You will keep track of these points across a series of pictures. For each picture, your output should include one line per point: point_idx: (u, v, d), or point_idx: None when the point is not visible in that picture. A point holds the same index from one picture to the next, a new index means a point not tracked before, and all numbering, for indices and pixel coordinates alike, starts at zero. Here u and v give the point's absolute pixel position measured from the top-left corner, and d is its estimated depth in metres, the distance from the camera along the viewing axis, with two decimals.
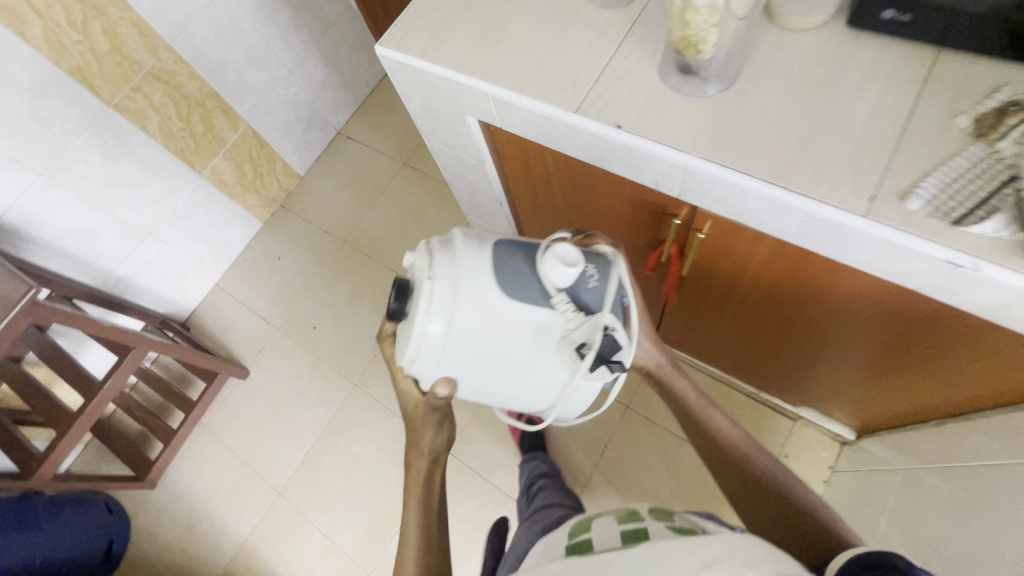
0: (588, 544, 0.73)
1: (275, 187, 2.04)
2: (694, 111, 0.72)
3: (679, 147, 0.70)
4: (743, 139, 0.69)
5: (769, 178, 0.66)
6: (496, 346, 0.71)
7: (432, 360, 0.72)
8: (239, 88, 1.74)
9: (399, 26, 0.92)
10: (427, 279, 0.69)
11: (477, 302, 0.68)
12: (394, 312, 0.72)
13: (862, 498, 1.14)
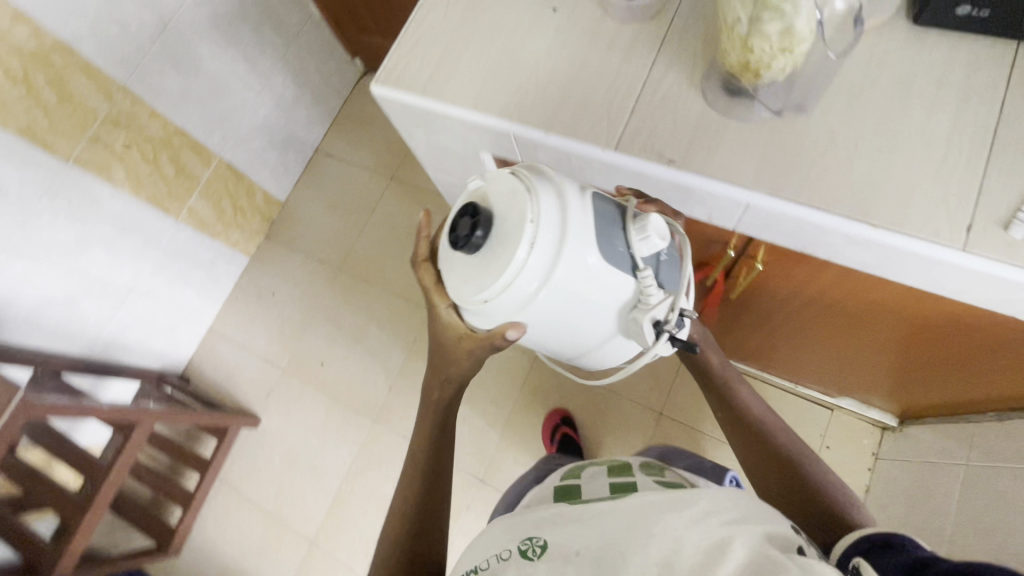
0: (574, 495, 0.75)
1: (257, 218, 1.92)
2: (751, 139, 0.64)
3: (741, 185, 0.63)
4: (814, 168, 0.62)
5: (849, 212, 0.60)
6: (577, 307, 0.63)
7: (514, 308, 0.60)
8: (206, 121, 1.60)
9: (393, 62, 0.81)
10: (529, 222, 0.57)
11: (578, 255, 0.59)
12: (474, 246, 0.59)
13: (919, 491, 1.12)
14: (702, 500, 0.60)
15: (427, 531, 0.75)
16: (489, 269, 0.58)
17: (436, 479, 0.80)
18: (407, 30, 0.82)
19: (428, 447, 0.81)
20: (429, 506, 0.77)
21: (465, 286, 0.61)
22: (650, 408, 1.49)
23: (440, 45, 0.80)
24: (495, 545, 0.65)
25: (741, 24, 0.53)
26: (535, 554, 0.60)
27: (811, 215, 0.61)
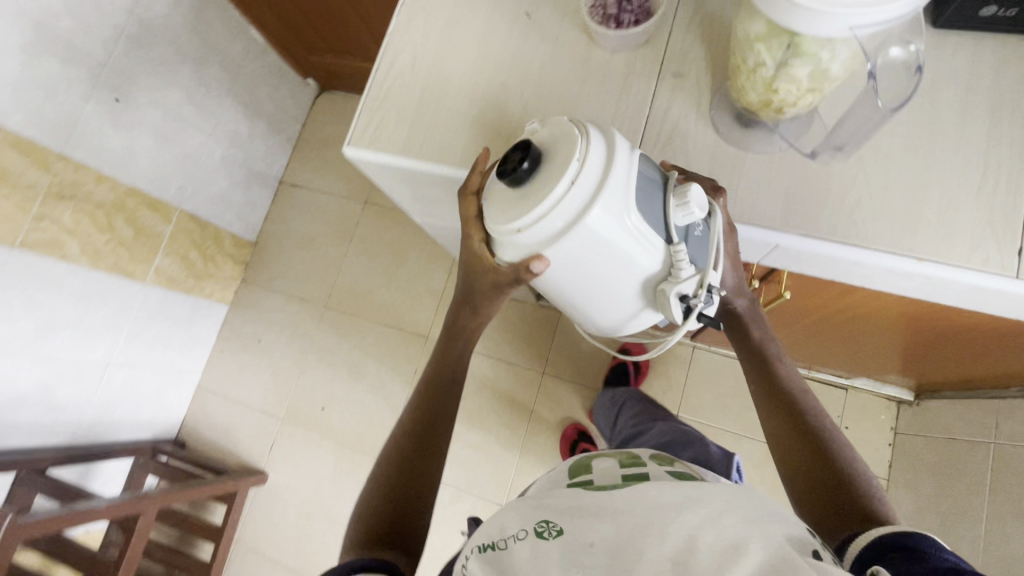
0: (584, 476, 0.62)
1: (229, 263, 1.82)
2: (774, 173, 0.59)
3: (770, 227, 0.58)
4: (845, 202, 0.57)
5: (890, 247, 0.55)
6: (604, 269, 0.53)
7: (541, 252, 0.50)
8: (158, 174, 1.49)
9: (362, 120, 0.74)
10: (575, 159, 0.47)
11: (615, 211, 0.48)
12: (516, 179, 0.48)
13: (948, 466, 1.12)
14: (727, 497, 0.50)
15: (420, 493, 0.68)
16: (525, 203, 0.48)
17: (439, 436, 0.72)
18: (372, 81, 0.75)
19: (440, 398, 0.74)
20: (423, 461, 0.70)
21: (497, 215, 0.51)
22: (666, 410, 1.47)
23: (412, 96, 0.74)
24: (506, 525, 0.55)
25: (769, 68, 0.47)
26: (552, 538, 0.50)
27: (849, 253, 0.56)
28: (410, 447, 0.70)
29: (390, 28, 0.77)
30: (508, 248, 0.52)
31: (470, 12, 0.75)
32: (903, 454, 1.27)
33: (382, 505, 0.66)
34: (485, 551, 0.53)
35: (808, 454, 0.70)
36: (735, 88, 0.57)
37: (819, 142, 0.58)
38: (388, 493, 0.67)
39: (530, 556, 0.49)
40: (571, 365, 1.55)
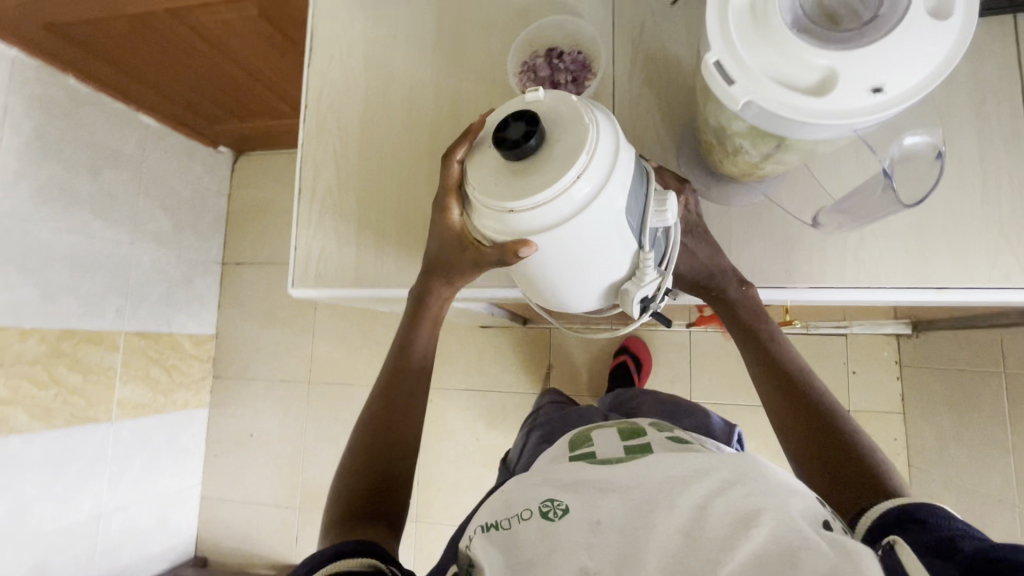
0: (587, 449, 0.59)
1: (195, 365, 1.69)
2: (768, 227, 0.56)
3: (776, 284, 0.55)
4: (848, 242, 0.54)
5: (906, 281, 0.52)
6: (581, 268, 0.47)
7: (531, 239, 0.42)
8: (88, 305, 1.35)
9: (301, 251, 0.67)
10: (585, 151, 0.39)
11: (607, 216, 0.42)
12: (519, 155, 0.39)
13: (959, 397, 1.14)
14: (737, 464, 0.46)
15: (396, 475, 0.57)
16: (521, 182, 0.40)
17: (412, 416, 0.61)
18: (299, 205, 0.67)
19: (408, 379, 0.62)
20: (391, 442, 0.58)
21: (483, 186, 0.42)
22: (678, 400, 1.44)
23: (350, 214, 0.66)
24: (508, 502, 0.50)
25: (752, 156, 0.44)
26: (558, 519, 0.45)
27: (861, 294, 0.53)
28: (375, 431, 0.59)
29: (300, 139, 0.68)
30: (489, 231, 0.43)
31: (389, 103, 0.67)
32: (913, 388, 1.28)
33: (353, 491, 0.55)
34: (486, 532, 0.47)
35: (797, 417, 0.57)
36: (709, 154, 0.53)
37: (817, 209, 0.55)
38: (358, 479, 0.55)
39: (539, 538, 0.44)
40: (576, 379, 1.50)
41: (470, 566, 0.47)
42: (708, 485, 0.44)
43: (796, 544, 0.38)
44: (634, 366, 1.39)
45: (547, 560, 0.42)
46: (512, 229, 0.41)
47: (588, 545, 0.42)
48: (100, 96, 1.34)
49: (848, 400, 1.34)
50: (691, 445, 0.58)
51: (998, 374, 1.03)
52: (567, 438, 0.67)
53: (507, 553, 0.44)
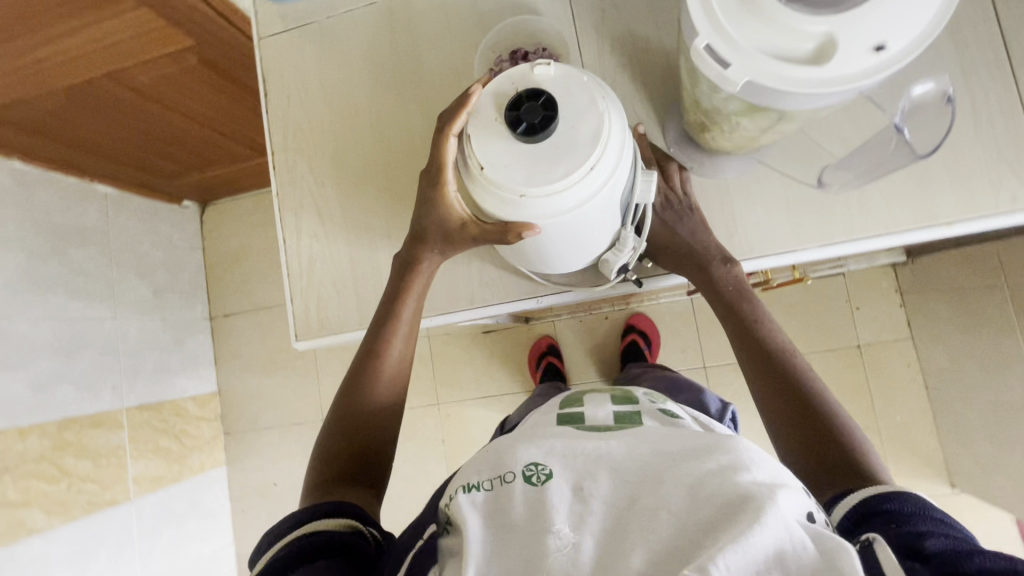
0: (576, 410, 0.60)
1: (204, 426, 1.64)
2: (772, 192, 0.55)
3: (790, 249, 0.55)
4: (852, 193, 0.53)
5: (916, 223, 0.52)
6: (567, 243, 0.50)
7: (537, 222, 0.45)
8: (83, 389, 1.31)
9: (298, 304, 0.65)
10: (600, 144, 0.42)
11: (607, 203, 0.47)
12: (536, 138, 0.42)
13: (961, 315, 1.16)
14: (734, 449, 0.45)
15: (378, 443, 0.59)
16: (536, 168, 0.42)
17: (395, 382, 0.61)
18: (286, 257, 0.65)
19: (395, 341, 0.60)
20: (374, 410, 0.60)
21: (493, 165, 0.43)
22: (694, 367, 1.43)
23: (342, 257, 0.64)
24: (490, 459, 0.48)
25: (750, 130, 0.45)
26: (542, 485, 0.44)
27: (870, 244, 0.53)
28: (360, 398, 0.60)
29: (274, 189, 0.66)
30: (489, 211, 0.46)
31: (359, 137, 0.64)
32: (916, 313, 1.29)
33: (337, 457, 0.57)
34: (467, 492, 0.46)
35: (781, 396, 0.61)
36: (699, 134, 0.52)
37: (821, 168, 0.55)
38: (341, 446, 0.58)
39: (524, 502, 0.44)
40: (595, 366, 1.47)
41: (448, 524, 0.46)
42: (701, 470, 0.43)
43: (791, 549, 0.37)
44: (644, 343, 1.39)
45: (531, 526, 0.42)
46: (522, 214, 0.44)
47: (571, 510, 0.43)
48: (51, 174, 1.29)
49: (856, 335, 1.36)
50: (681, 417, 0.59)
51: (1002, 286, 1.04)
52: (558, 400, 0.67)
53: (491, 518, 0.44)
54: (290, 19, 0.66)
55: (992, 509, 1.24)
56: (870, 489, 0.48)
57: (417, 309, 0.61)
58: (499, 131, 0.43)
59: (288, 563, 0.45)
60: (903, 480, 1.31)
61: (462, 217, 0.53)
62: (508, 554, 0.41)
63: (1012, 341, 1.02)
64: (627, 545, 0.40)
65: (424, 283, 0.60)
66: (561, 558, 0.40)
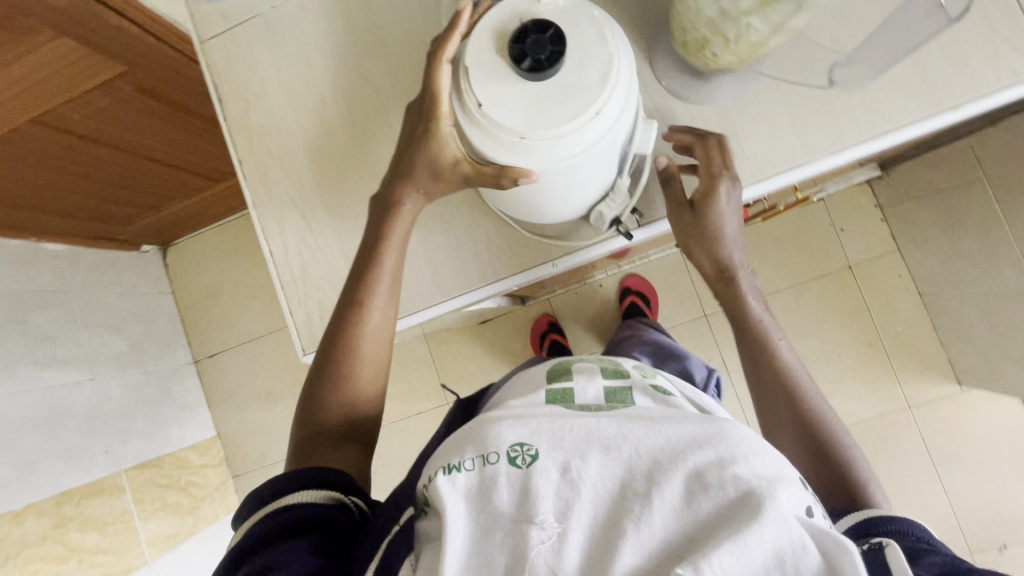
0: (564, 386, 0.56)
1: (210, 473, 1.56)
2: (777, 107, 0.54)
3: (807, 159, 0.53)
4: (854, 95, 0.52)
5: (923, 113, 0.51)
6: (553, 193, 0.48)
7: (536, 169, 0.43)
8: (75, 459, 1.23)
9: (298, 315, 0.61)
10: (607, 87, 0.40)
11: (604, 156, 0.45)
12: (542, 72, 0.40)
13: (944, 215, 1.18)
14: (733, 437, 0.43)
15: (369, 396, 0.58)
16: (540, 109, 0.40)
17: (381, 334, 0.57)
18: (276, 270, 0.61)
19: (378, 291, 0.56)
20: (361, 365, 0.57)
21: (495, 100, 0.40)
22: (695, 317, 1.43)
23: (336, 259, 0.60)
24: (473, 439, 0.46)
25: (761, 32, 0.43)
26: (527, 469, 0.42)
27: (882, 143, 0.52)
28: (344, 354, 0.56)
29: (249, 199, 0.61)
30: (485, 153, 0.44)
31: (332, 129, 0.60)
32: (899, 224, 1.31)
33: (329, 413, 0.56)
34: (447, 475, 0.43)
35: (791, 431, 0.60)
36: (694, 56, 0.50)
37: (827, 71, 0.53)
38: (331, 402, 0.56)
39: (508, 486, 0.42)
40: (600, 335, 1.45)
41: (426, 506, 0.44)
42: (700, 458, 0.41)
43: (791, 550, 0.37)
44: (643, 303, 1.38)
45: (515, 516, 0.40)
46: (521, 157, 0.42)
47: (557, 494, 0.41)
48: None
49: (846, 257, 1.38)
50: (673, 396, 0.58)
51: (981, 178, 1.07)
52: (546, 365, 0.63)
53: (474, 500, 0.42)
54: (231, 16, 0.62)
55: (1002, 397, 1.28)
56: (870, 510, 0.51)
57: (401, 256, 0.57)
58: (501, 72, 0.41)
59: (261, 541, 0.47)
60: (913, 386, 1.33)
61: (457, 157, 0.49)
62: (491, 545, 0.40)
63: (999, 230, 1.05)
64: (615, 540, 0.39)
65: (406, 228, 0.56)
66: (543, 549, 0.38)
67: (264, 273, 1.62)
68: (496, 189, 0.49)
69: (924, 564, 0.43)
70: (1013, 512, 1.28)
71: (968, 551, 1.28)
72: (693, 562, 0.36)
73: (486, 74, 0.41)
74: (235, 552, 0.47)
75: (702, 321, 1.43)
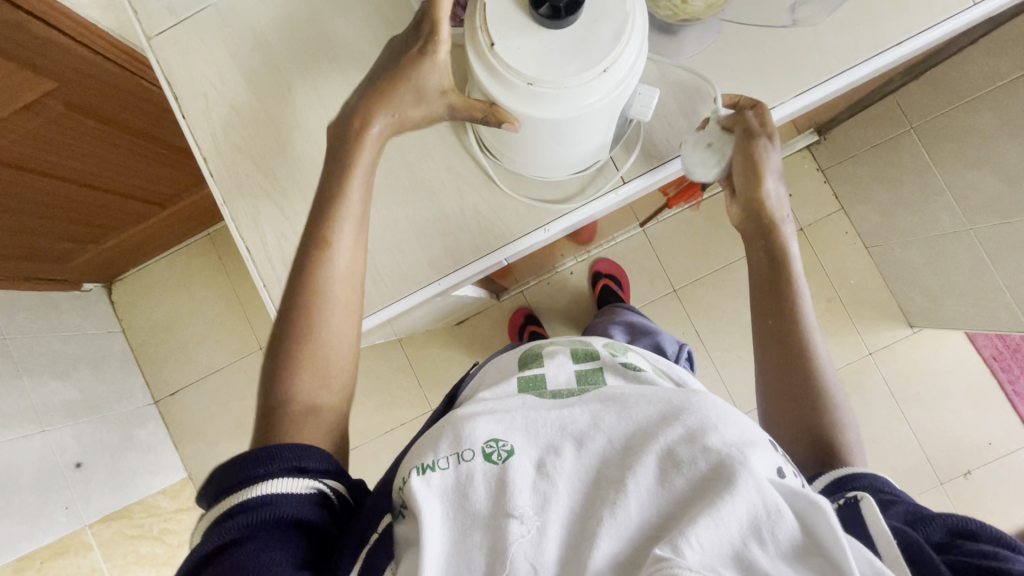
0: (536, 372, 0.55)
1: (184, 517, 1.45)
2: (739, 60, 0.58)
3: (773, 105, 0.58)
4: (807, 45, 0.57)
5: (872, 51, 0.57)
6: (543, 141, 0.48)
7: (530, 117, 0.43)
8: (32, 520, 1.12)
9: None
10: (623, 43, 0.40)
11: (609, 111, 0.45)
12: (560, 21, 0.39)
13: (881, 169, 1.27)
14: (700, 408, 0.43)
15: (340, 340, 0.53)
16: (548, 58, 0.40)
17: (350, 276, 0.54)
18: (256, 268, 0.58)
19: (343, 233, 0.53)
20: (330, 305, 0.53)
21: (507, 47, 0.40)
22: (666, 294, 1.46)
23: None
24: (446, 436, 0.45)
25: None
26: (503, 464, 0.41)
27: (840, 82, 0.57)
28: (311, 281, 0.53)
29: (219, 198, 0.58)
30: (480, 85, 0.44)
31: (300, 113, 0.58)
32: (841, 184, 1.40)
33: (293, 345, 0.52)
34: (421, 475, 0.42)
35: (787, 390, 0.58)
36: (661, 7, 0.52)
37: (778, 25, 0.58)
38: (298, 334, 0.52)
39: (484, 483, 0.41)
40: (577, 321, 1.46)
41: (403, 508, 0.43)
42: (669, 436, 0.41)
43: (765, 515, 0.37)
44: (616, 284, 1.40)
45: (493, 512, 0.40)
46: (515, 106, 0.43)
47: (533, 489, 0.40)
48: None
49: (797, 220, 1.45)
50: (645, 371, 0.55)
51: (909, 129, 1.17)
52: (518, 353, 0.62)
53: (451, 499, 0.41)
54: (179, 10, 0.59)
55: (949, 333, 1.38)
56: (839, 469, 0.51)
57: (367, 186, 0.54)
58: (517, 22, 0.40)
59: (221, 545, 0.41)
60: (873, 332, 1.42)
61: (445, 88, 0.52)
62: (471, 545, 0.39)
63: (930, 177, 1.15)
64: (591, 530, 0.38)
65: (371, 160, 0.54)
66: (523, 544, 0.38)
67: (222, 300, 1.54)
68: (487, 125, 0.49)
69: (889, 513, 0.46)
70: (973, 440, 1.37)
71: (939, 482, 1.37)
72: (671, 541, 0.36)
73: (497, 15, 0.40)
74: (194, 555, 0.41)
75: (674, 295, 1.46)
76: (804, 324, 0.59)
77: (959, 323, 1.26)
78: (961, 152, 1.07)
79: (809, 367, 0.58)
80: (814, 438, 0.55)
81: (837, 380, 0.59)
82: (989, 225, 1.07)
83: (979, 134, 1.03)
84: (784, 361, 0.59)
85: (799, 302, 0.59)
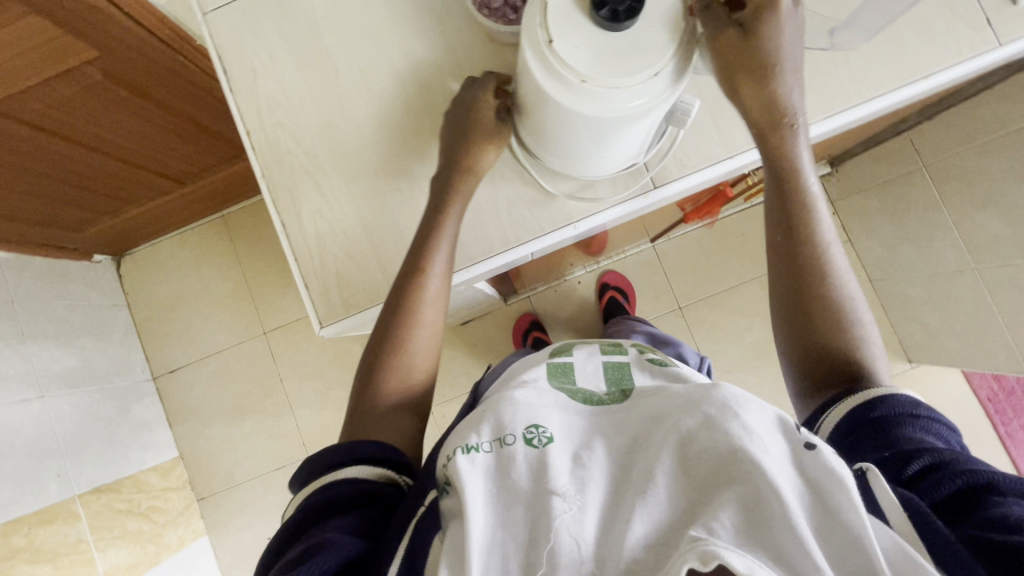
0: (565, 360, 0.57)
1: (171, 496, 1.44)
2: None
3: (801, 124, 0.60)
4: (838, 72, 0.60)
5: (898, 83, 0.59)
6: (582, 139, 0.49)
7: (579, 113, 0.45)
8: (25, 485, 1.12)
9: (314, 288, 0.59)
10: (669, 56, 0.42)
11: (647, 118, 0.47)
12: (618, 23, 0.41)
13: (890, 204, 1.30)
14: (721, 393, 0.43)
15: (425, 369, 0.57)
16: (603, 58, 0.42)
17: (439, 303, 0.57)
18: (290, 245, 0.59)
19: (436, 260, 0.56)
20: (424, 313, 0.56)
21: (563, 41, 0.42)
22: (670, 310, 1.48)
23: (353, 227, 0.59)
24: (487, 420, 0.46)
25: None
26: (543, 448, 0.42)
27: (864, 110, 0.59)
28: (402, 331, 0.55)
29: (258, 170, 0.60)
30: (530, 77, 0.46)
31: (343, 95, 0.60)
32: (849, 216, 1.43)
33: (388, 394, 0.54)
34: (466, 454, 0.43)
35: (798, 310, 0.57)
36: None
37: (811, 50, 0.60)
38: (390, 385, 0.55)
39: (525, 463, 0.42)
40: (581, 330, 1.47)
41: (448, 485, 0.44)
42: (691, 424, 0.42)
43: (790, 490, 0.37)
44: (622, 296, 1.42)
45: (535, 490, 0.40)
46: (562, 100, 0.44)
47: (572, 473, 0.41)
48: None
49: None
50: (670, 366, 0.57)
51: (920, 167, 1.20)
52: (542, 350, 0.63)
53: (496, 480, 0.42)
54: None
55: (945, 370, 1.40)
56: (862, 391, 0.51)
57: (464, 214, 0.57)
58: (577, 22, 0.42)
59: (302, 523, 0.45)
60: None
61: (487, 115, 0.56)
62: (515, 522, 0.40)
63: (938, 215, 1.18)
64: (626, 512, 0.39)
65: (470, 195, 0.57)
66: (566, 520, 0.38)
67: (230, 282, 1.55)
68: (538, 120, 0.51)
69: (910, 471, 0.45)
70: None
71: None
72: (706, 524, 0.37)
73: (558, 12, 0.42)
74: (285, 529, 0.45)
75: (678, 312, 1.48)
76: (820, 241, 0.57)
77: (956, 361, 1.28)
78: (969, 194, 1.10)
79: (824, 287, 0.56)
80: (828, 356, 0.55)
81: (851, 284, 0.57)
82: (991, 267, 1.09)
83: (988, 176, 1.05)
84: (791, 281, 0.57)
85: (815, 226, 0.57)
